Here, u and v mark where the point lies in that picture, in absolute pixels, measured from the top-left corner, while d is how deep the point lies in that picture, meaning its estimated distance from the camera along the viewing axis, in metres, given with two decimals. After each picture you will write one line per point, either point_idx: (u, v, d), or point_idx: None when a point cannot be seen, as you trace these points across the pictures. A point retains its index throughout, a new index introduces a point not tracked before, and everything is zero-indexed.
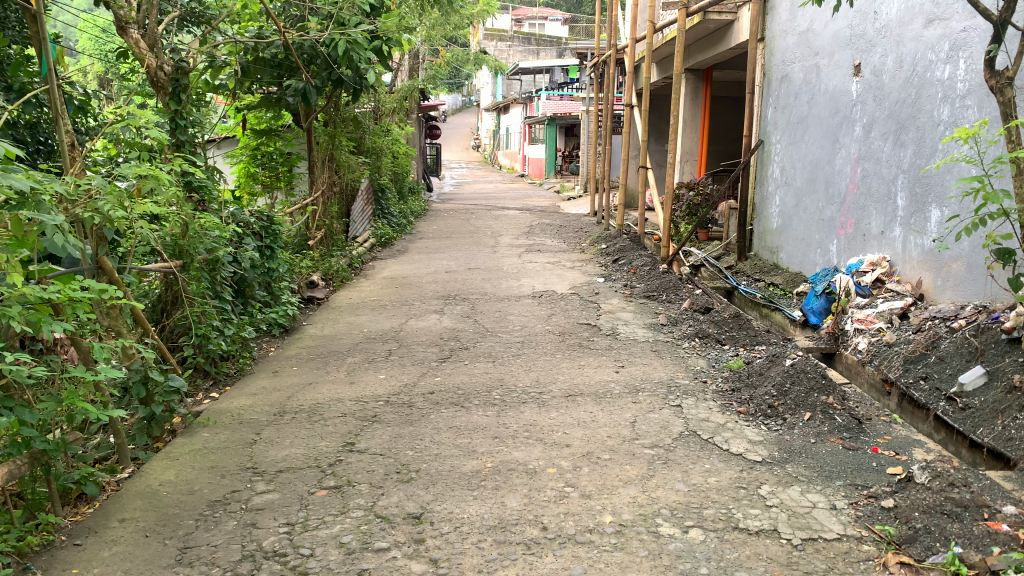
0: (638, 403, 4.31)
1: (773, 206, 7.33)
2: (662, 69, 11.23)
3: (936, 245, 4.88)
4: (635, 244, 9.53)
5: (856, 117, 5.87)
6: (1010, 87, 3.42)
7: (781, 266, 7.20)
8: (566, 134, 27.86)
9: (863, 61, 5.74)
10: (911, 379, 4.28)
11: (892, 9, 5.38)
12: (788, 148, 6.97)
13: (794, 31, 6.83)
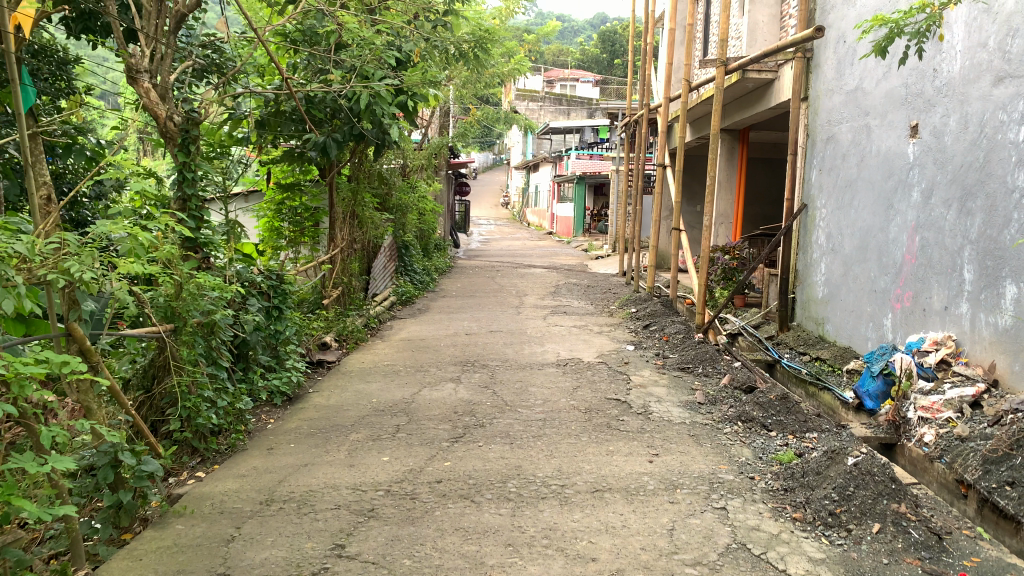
0: (676, 504, 3.78)
1: (818, 274, 6.78)
2: (696, 129, 10.88)
3: (1015, 324, 4.30)
4: (668, 308, 9.01)
5: (913, 181, 5.32)
6: None
7: (827, 339, 6.60)
8: (596, 193, 27.65)
9: (921, 121, 5.21)
10: (993, 484, 3.65)
11: (954, 65, 4.85)
12: (836, 214, 6.45)
13: (841, 89, 6.32)
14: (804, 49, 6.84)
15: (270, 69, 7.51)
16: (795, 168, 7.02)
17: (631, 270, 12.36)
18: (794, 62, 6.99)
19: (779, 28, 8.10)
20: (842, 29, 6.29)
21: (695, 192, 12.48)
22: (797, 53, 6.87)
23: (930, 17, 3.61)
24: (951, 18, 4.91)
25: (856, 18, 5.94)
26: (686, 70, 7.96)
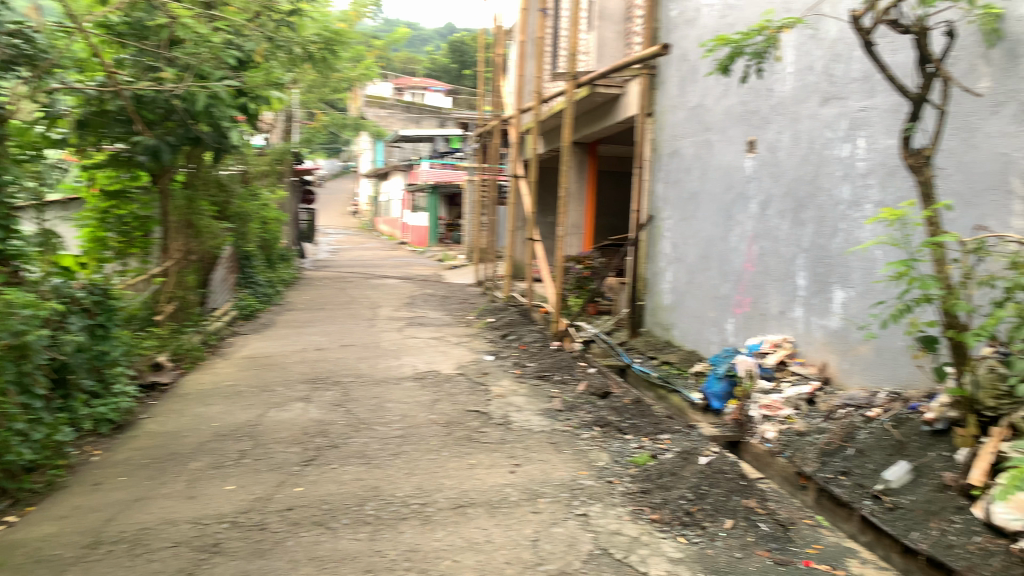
0: (539, 514, 3.74)
1: (663, 282, 7.00)
2: (548, 141, 11.09)
3: (844, 326, 4.64)
4: (523, 318, 9.07)
5: (750, 193, 5.62)
6: (927, 167, 3.41)
7: (674, 343, 6.83)
8: (448, 203, 27.68)
9: (757, 137, 5.51)
10: (829, 474, 3.90)
11: (785, 86, 5.18)
12: (679, 224, 6.69)
13: (683, 106, 6.58)
14: (648, 66, 7.10)
15: (92, 64, 6.82)
16: (641, 180, 7.23)
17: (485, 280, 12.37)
18: (639, 78, 7.26)
19: (623, 45, 8.42)
20: (684, 49, 6.58)
21: (547, 203, 12.70)
22: (642, 69, 7.13)
23: (767, 40, 3.80)
24: (784, 41, 5.23)
25: (698, 38, 6.25)
26: (537, 82, 8.05)
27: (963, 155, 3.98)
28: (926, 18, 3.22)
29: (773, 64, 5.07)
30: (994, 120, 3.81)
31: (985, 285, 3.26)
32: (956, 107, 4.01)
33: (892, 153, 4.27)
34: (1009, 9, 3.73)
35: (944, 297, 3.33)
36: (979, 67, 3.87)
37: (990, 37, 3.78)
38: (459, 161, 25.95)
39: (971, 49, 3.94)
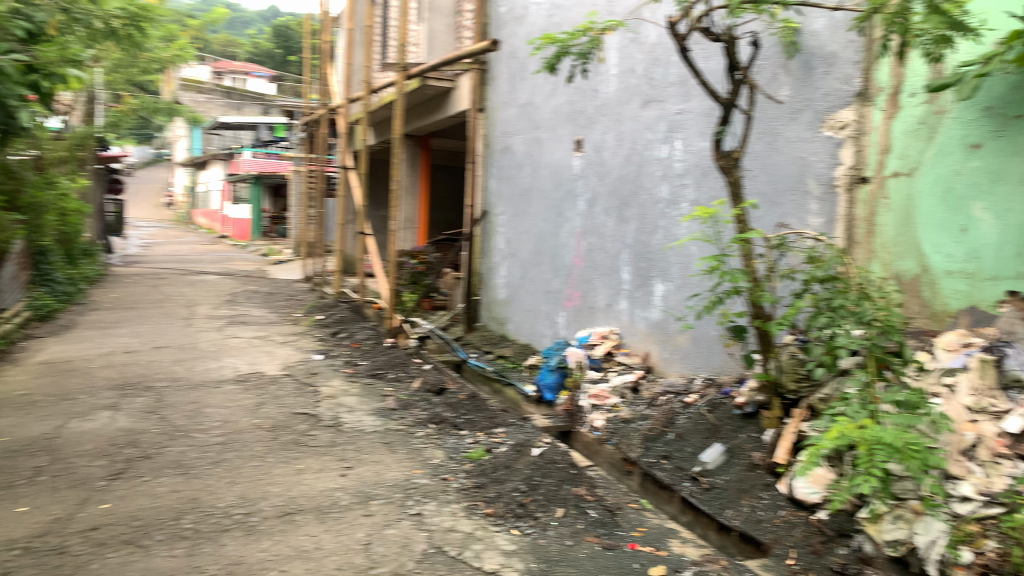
0: (371, 517, 3.63)
1: (497, 277, 7.06)
2: (379, 133, 10.87)
3: (665, 318, 4.88)
4: (355, 315, 8.82)
5: (578, 191, 5.78)
6: (737, 168, 3.58)
7: (508, 338, 6.92)
8: (273, 195, 26.60)
9: (584, 136, 5.68)
10: (653, 459, 4.07)
11: (609, 87, 5.37)
12: (512, 220, 6.78)
13: (513, 103, 6.66)
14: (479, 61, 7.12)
15: None
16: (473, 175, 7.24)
17: (315, 276, 11.95)
18: (470, 72, 7.25)
19: (454, 38, 8.42)
20: (514, 46, 6.67)
21: (378, 196, 12.49)
22: (472, 64, 7.14)
23: (591, 40, 3.86)
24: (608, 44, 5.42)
25: (528, 36, 6.37)
26: (367, 72, 7.84)
27: (767, 158, 4.32)
28: (734, 28, 3.41)
29: (598, 65, 5.24)
30: (794, 126, 4.16)
31: (787, 278, 3.58)
32: (761, 113, 4.34)
33: (705, 154, 4.54)
34: (804, 24, 4.09)
35: (751, 289, 3.57)
36: (780, 77, 4.22)
37: (790, 49, 4.13)
38: (284, 151, 24.90)
39: (773, 60, 4.28)
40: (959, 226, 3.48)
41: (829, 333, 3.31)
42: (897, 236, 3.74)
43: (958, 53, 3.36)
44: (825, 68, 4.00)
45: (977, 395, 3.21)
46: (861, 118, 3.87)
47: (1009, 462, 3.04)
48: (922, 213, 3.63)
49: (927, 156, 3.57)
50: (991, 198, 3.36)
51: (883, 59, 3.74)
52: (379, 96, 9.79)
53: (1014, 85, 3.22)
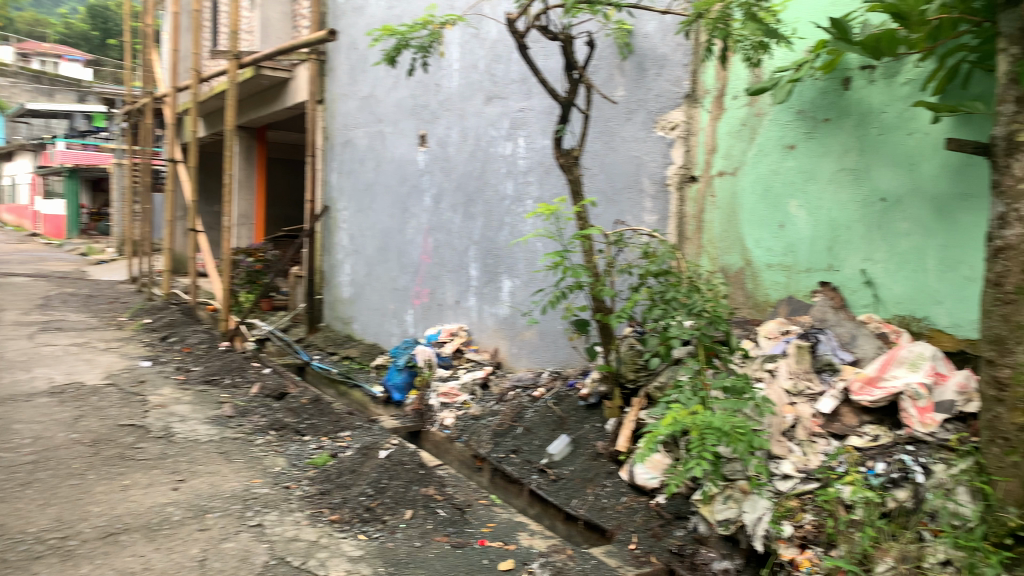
0: (207, 531, 3.41)
1: (342, 275, 6.85)
2: (211, 125, 10.28)
3: (512, 313, 4.94)
4: (189, 317, 8.29)
5: (424, 187, 5.71)
6: (576, 166, 3.64)
7: (354, 337, 6.74)
8: (93, 189, 24.84)
9: (428, 131, 5.62)
10: (501, 454, 4.09)
11: (451, 83, 5.33)
12: (355, 216, 6.61)
13: (354, 95, 6.49)
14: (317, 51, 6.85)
15: None
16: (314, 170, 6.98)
17: (141, 277, 11.13)
18: (307, 63, 6.98)
19: (291, 27, 8.11)
20: (352, 37, 6.48)
21: (210, 190, 11.86)
22: (310, 54, 6.87)
23: (431, 35, 3.81)
24: (448, 38, 5.38)
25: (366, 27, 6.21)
26: (196, 59, 7.36)
27: (604, 157, 4.44)
28: (571, 27, 3.48)
29: (439, 59, 5.19)
30: (629, 125, 4.31)
31: (625, 272, 3.67)
32: (598, 112, 4.46)
33: (548, 152, 4.62)
34: (636, 27, 4.24)
35: (592, 284, 3.66)
36: (615, 77, 4.35)
37: (623, 50, 4.25)
38: (105, 143, 23.20)
39: (608, 60, 4.40)
40: (777, 222, 3.80)
41: (663, 324, 3.45)
42: (724, 232, 4.03)
43: (773, 60, 3.63)
44: (657, 69, 4.16)
45: (795, 379, 3.46)
46: (690, 119, 4.09)
47: (823, 440, 3.29)
48: (745, 210, 3.92)
49: (748, 157, 3.87)
50: (804, 195, 3.69)
51: (708, 62, 3.97)
52: (211, 86, 9.25)
53: (822, 91, 3.57)
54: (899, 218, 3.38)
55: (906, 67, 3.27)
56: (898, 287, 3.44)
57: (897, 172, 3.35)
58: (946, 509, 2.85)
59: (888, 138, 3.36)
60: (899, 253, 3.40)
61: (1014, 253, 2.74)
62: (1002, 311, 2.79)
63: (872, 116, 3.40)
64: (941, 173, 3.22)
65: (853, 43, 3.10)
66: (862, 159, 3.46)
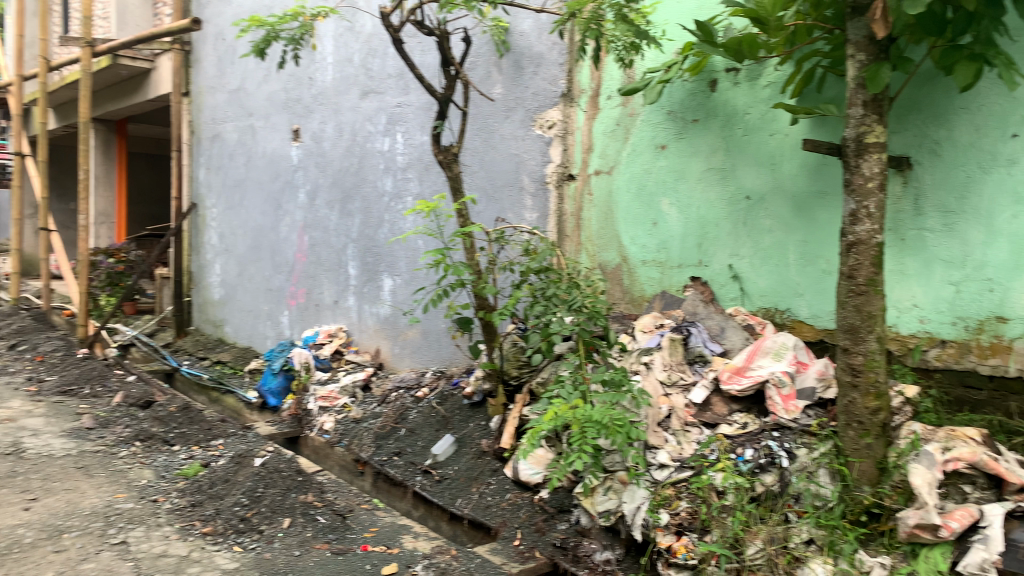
0: (63, 553, 3.17)
1: (212, 275, 6.55)
2: (64, 116, 9.60)
3: (394, 312, 4.86)
4: (41, 323, 7.67)
5: (298, 183, 5.52)
6: (456, 163, 3.59)
7: (225, 341, 6.45)
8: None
9: (301, 126, 5.44)
10: (384, 457, 4.02)
11: (325, 76, 5.18)
12: (225, 214, 6.32)
13: (223, 87, 6.21)
14: (181, 41, 6.50)
15: None
16: (180, 165, 6.62)
17: None
18: (169, 53, 6.61)
19: (152, 14, 7.69)
20: (219, 27, 6.22)
21: (62, 185, 11.11)
22: (173, 44, 6.51)
23: (301, 26, 3.68)
24: (320, 30, 5.23)
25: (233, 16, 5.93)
26: (44, 45, 6.83)
27: (483, 154, 4.43)
28: (446, 23, 3.45)
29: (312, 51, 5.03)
30: (508, 123, 4.32)
31: (507, 270, 3.63)
32: (476, 109, 4.44)
33: (426, 149, 4.56)
34: (512, 24, 4.26)
35: (474, 281, 3.61)
36: (493, 75, 4.35)
37: (500, 48, 4.26)
38: None
39: (485, 57, 4.39)
40: (651, 220, 3.93)
41: (544, 320, 3.44)
42: (600, 229, 4.14)
43: (644, 60, 3.74)
44: (534, 68, 4.19)
45: (669, 370, 3.55)
46: (567, 118, 4.17)
47: (696, 429, 3.41)
48: (621, 208, 4.03)
49: (623, 156, 3.99)
50: (676, 194, 3.82)
51: (582, 62, 4.08)
52: (63, 75, 8.63)
53: (691, 92, 3.73)
54: (762, 215, 3.55)
55: (767, 70, 3.44)
56: (762, 280, 3.61)
57: (760, 171, 3.52)
58: (808, 491, 3.04)
59: (751, 138, 3.53)
60: (763, 249, 3.57)
61: (865, 247, 2.93)
62: (855, 302, 2.97)
63: (737, 117, 3.57)
64: (800, 172, 3.41)
65: (718, 44, 3.14)
66: (728, 159, 3.62)
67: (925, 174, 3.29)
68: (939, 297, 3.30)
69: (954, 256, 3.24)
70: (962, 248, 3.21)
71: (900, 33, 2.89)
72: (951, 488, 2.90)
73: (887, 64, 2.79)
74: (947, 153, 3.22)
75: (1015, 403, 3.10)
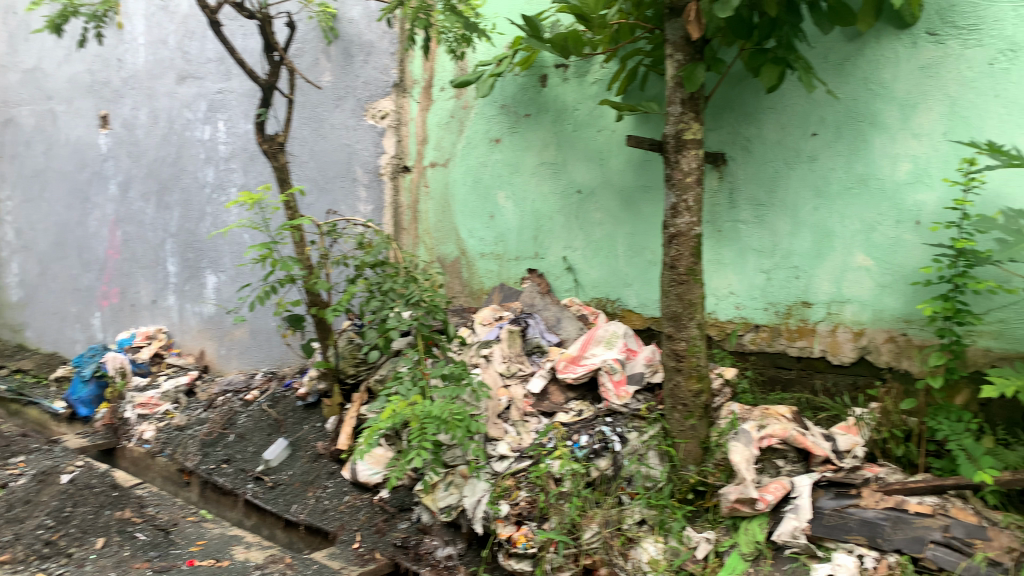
0: None
1: (6, 276, 5.91)
2: None
3: (219, 311, 4.64)
4: None
5: (109, 173, 5.10)
6: (282, 153, 3.44)
7: (26, 348, 5.86)
8: None
9: (110, 112, 5.01)
10: (212, 465, 3.78)
11: (137, 59, 4.80)
12: (21, 207, 5.73)
13: (15, 66, 5.59)
14: None
15: None
16: None
17: None
18: None
19: None
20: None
21: None
22: None
23: (105, 2, 3.37)
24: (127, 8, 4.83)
25: None
26: None
27: (313, 144, 4.22)
28: (267, 6, 3.29)
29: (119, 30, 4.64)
30: (337, 113, 4.16)
31: (340, 264, 3.47)
32: (303, 97, 4.22)
33: (251, 138, 4.40)
34: (340, 11, 4.08)
35: (305, 277, 3.45)
36: (320, 62, 4.16)
37: (328, 34, 4.08)
38: None
39: (312, 43, 4.18)
40: (487, 212, 4.00)
41: (380, 316, 3.30)
42: (438, 222, 4.19)
43: (477, 53, 3.78)
44: (364, 56, 4.10)
45: (508, 362, 3.57)
46: (399, 108, 4.19)
47: (534, 419, 3.45)
48: (457, 201, 4.09)
49: (458, 148, 4.04)
50: (511, 187, 3.91)
51: (414, 52, 4.10)
52: None
53: (522, 87, 3.79)
54: (592, 208, 3.67)
55: (593, 68, 3.54)
56: (594, 271, 3.74)
57: (590, 166, 3.64)
58: (639, 473, 3.14)
59: (581, 133, 3.64)
60: (594, 241, 3.70)
61: (685, 238, 3.06)
62: (677, 291, 3.10)
63: (567, 113, 3.66)
64: (626, 167, 3.54)
65: (544, 39, 3.10)
66: (560, 153, 3.72)
67: (738, 169, 3.50)
68: (753, 284, 3.52)
69: (764, 246, 3.47)
70: (772, 238, 3.44)
71: (713, 35, 3.02)
72: (766, 463, 3.10)
73: (701, 64, 2.91)
74: (757, 150, 3.44)
75: (820, 381, 3.39)
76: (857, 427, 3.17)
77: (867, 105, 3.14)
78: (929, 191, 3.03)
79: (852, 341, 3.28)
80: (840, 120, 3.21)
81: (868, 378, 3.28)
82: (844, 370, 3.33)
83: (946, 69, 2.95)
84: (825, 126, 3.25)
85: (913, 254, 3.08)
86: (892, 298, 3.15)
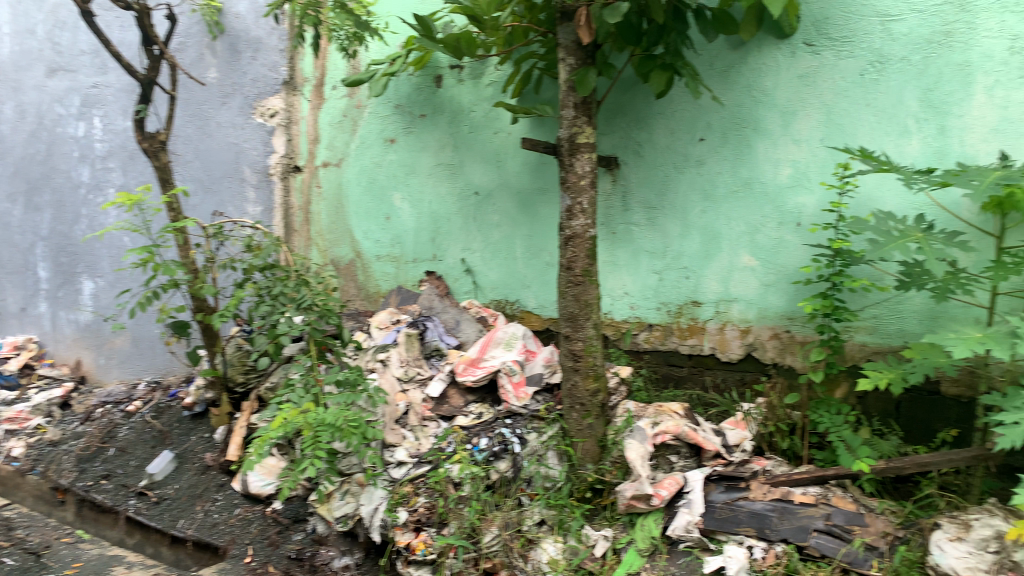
0: None
1: None
2: None
3: (97, 318, 4.41)
4: None
5: None
6: (164, 152, 3.29)
7: None
8: None
9: None
10: (90, 482, 3.55)
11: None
12: None
13: None
14: None
15: None
16: None
17: None
18: None
19: None
20: None
21: None
22: None
23: None
24: None
25: None
26: None
27: (198, 143, 3.98)
28: None
29: None
30: (224, 111, 3.97)
31: (227, 267, 3.35)
32: (187, 94, 3.96)
33: (130, 136, 4.25)
34: (225, 5, 3.90)
35: (190, 281, 3.30)
36: (205, 58, 3.94)
37: (213, 29, 3.89)
38: None
39: (196, 38, 3.94)
40: (383, 213, 3.94)
41: (270, 321, 3.17)
42: (331, 224, 4.10)
43: (369, 52, 3.73)
44: (252, 53, 3.96)
45: (406, 366, 3.52)
46: (290, 107, 4.08)
47: (433, 423, 3.40)
48: (351, 201, 4.01)
49: (352, 149, 3.96)
50: (406, 188, 3.87)
51: (304, 50, 4.02)
52: None
53: (416, 87, 3.75)
54: (489, 210, 3.67)
55: (488, 69, 3.55)
56: (492, 273, 3.74)
57: (486, 168, 3.64)
58: (539, 474, 3.14)
59: (477, 135, 3.64)
60: (492, 243, 3.70)
61: (580, 240, 3.08)
62: (574, 292, 3.12)
63: (462, 114, 3.65)
64: (523, 170, 3.55)
65: (437, 40, 3.10)
66: (456, 155, 3.71)
67: (631, 172, 3.57)
68: (646, 285, 3.60)
69: (656, 247, 3.55)
70: (663, 240, 3.53)
71: (604, 40, 3.06)
72: (660, 459, 3.17)
73: (592, 69, 2.94)
74: (648, 154, 3.51)
75: (710, 377, 3.51)
76: (746, 421, 3.27)
77: (751, 111, 3.26)
78: (808, 194, 3.17)
79: (739, 339, 3.41)
80: (726, 125, 3.32)
81: (754, 373, 3.41)
82: (733, 366, 3.45)
83: (822, 78, 3.10)
84: (712, 132, 3.35)
85: (794, 254, 3.23)
86: (775, 297, 3.29)
